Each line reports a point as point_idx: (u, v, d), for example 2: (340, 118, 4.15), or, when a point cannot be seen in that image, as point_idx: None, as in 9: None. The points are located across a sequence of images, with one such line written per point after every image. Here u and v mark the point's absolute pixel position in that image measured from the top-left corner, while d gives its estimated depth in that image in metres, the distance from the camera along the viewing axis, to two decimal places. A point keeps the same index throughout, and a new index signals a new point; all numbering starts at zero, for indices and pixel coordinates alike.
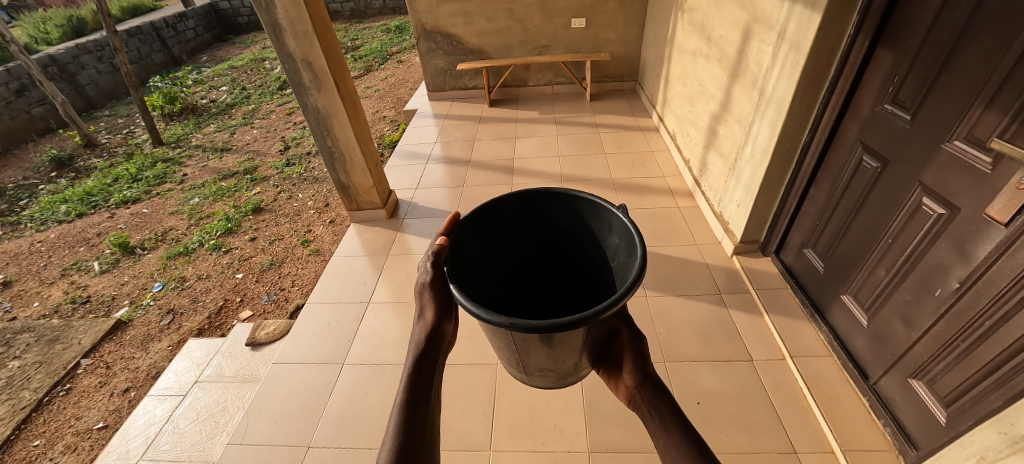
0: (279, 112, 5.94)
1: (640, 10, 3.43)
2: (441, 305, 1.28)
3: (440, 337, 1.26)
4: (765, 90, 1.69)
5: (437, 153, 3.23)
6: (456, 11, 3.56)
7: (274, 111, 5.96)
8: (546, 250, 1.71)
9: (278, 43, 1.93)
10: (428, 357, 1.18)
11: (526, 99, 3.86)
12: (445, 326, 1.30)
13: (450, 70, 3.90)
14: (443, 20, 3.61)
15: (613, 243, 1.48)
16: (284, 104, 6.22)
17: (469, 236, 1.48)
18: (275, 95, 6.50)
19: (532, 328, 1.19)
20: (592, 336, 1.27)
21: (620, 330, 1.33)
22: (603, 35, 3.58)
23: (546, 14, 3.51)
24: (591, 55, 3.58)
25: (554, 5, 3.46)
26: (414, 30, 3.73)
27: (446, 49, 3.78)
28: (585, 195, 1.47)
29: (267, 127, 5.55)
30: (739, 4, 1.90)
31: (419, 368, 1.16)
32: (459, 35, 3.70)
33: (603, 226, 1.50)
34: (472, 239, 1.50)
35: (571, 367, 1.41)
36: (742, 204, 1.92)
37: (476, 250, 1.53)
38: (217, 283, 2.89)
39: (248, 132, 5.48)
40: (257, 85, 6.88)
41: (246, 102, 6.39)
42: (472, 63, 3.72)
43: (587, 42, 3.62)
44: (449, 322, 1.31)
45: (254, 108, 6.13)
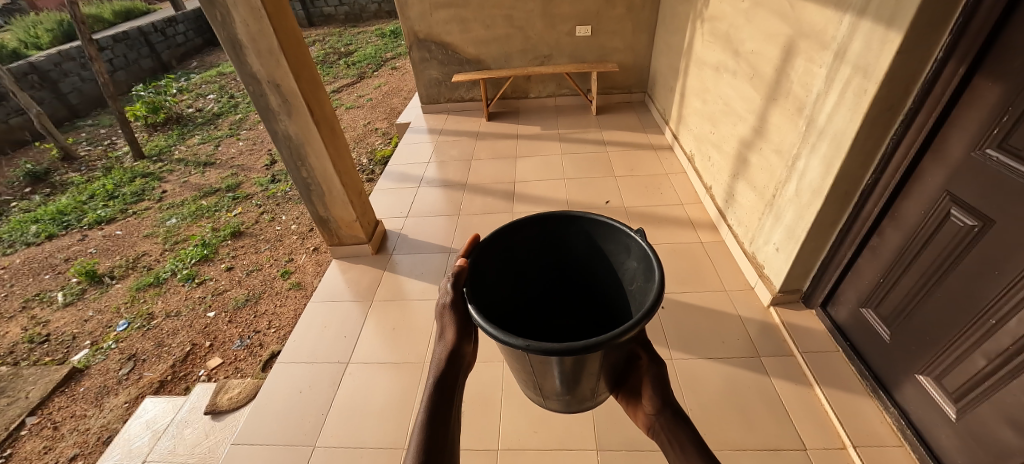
0: None
1: (650, 16, 3.15)
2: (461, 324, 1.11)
3: (461, 356, 1.12)
4: (815, 119, 1.42)
5: (431, 174, 2.95)
6: (451, 18, 3.28)
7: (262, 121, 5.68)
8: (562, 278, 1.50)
9: (240, 62, 1.64)
10: (446, 383, 1.03)
11: (527, 112, 3.58)
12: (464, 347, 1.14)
13: (445, 81, 3.62)
14: (437, 27, 3.34)
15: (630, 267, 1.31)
16: None
17: (488, 261, 1.31)
18: None
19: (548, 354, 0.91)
20: (606, 358, 1.00)
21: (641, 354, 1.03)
22: (610, 44, 3.30)
23: (548, 21, 3.23)
24: (598, 65, 3.30)
25: (558, 10, 3.18)
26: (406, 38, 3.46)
27: (440, 59, 3.50)
28: (602, 217, 1.33)
29: (254, 138, 5.27)
30: (777, 15, 1.62)
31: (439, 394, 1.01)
32: (454, 44, 3.41)
33: (619, 250, 1.34)
34: (489, 265, 1.33)
35: (587, 393, 1.15)
36: (782, 248, 1.64)
37: (494, 279, 1.35)
38: (187, 323, 2.61)
39: (233, 144, 5.20)
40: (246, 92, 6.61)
41: (234, 111, 6.11)
42: (468, 74, 3.44)
43: (593, 50, 3.34)
44: (469, 341, 1.18)
45: (241, 118, 5.86)
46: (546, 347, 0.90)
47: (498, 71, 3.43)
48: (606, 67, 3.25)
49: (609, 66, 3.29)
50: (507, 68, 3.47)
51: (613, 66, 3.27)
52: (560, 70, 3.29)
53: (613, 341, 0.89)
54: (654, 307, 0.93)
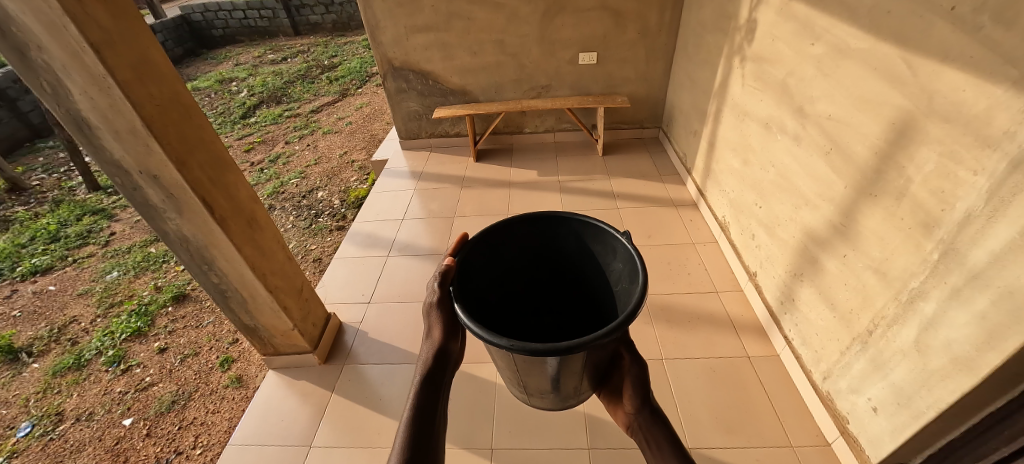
0: (236, 147, 5.05)
1: (668, 41, 2.64)
2: (451, 322, 1.09)
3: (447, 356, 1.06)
4: (964, 253, 0.90)
5: (404, 235, 2.43)
6: (430, 43, 2.77)
7: (231, 146, 5.11)
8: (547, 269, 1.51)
9: (95, 146, 1.11)
10: (436, 379, 1.01)
11: (522, 151, 3.06)
12: (452, 345, 1.11)
13: (426, 114, 3.11)
14: (414, 53, 2.82)
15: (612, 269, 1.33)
16: (244, 136, 5.33)
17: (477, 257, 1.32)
18: (237, 124, 5.66)
19: (534, 352, 0.91)
20: (589, 359, 0.98)
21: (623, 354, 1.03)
22: (619, 73, 2.79)
23: (545, 47, 2.72)
24: (605, 99, 2.79)
25: (557, 35, 2.66)
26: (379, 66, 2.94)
27: (419, 89, 2.98)
28: (593, 220, 1.32)
29: None
30: (880, 76, 1.11)
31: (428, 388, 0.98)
32: (435, 73, 2.90)
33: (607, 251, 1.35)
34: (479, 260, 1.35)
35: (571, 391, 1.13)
36: (886, 412, 1.13)
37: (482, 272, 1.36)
38: (97, 434, 2.09)
39: None
40: (219, 111, 6.07)
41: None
42: (452, 109, 2.93)
43: (599, 81, 2.83)
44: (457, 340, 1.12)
45: None
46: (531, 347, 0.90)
47: (487, 105, 2.91)
48: (615, 103, 2.73)
49: (618, 100, 2.77)
50: (498, 101, 2.95)
51: (624, 101, 2.75)
52: (560, 105, 2.77)
53: (596, 341, 0.89)
54: (636, 310, 0.94)
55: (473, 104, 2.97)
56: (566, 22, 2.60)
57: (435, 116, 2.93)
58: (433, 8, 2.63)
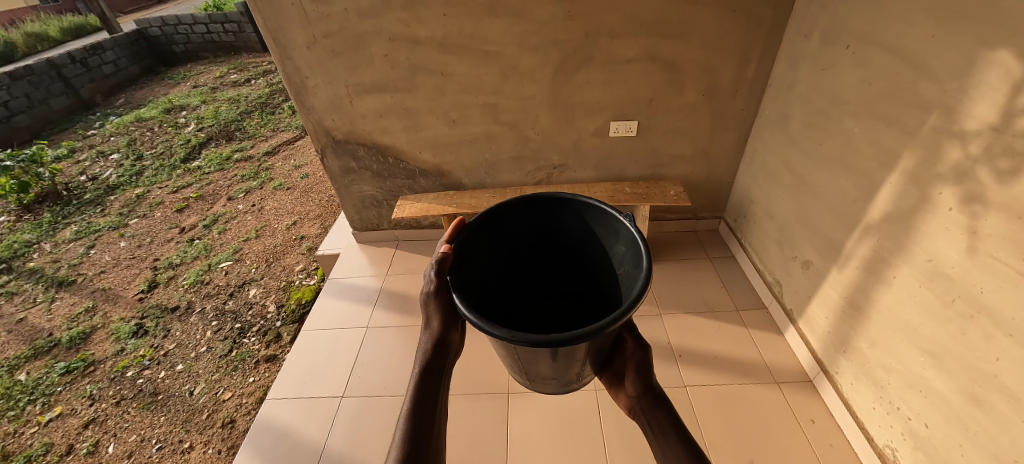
0: (168, 205, 4.08)
1: (748, 106, 1.72)
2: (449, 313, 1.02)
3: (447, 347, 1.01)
4: None
5: (341, 434, 1.50)
6: (385, 108, 1.82)
7: (162, 203, 4.13)
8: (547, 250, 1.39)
9: None
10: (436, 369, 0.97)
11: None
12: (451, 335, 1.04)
13: (388, 201, 2.17)
14: (362, 122, 1.87)
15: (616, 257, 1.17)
16: (180, 187, 4.35)
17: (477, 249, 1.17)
18: (177, 170, 4.68)
19: (542, 341, 0.83)
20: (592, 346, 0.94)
21: (624, 337, 1.00)
22: (670, 149, 1.87)
23: (561, 114, 1.78)
24: (652, 191, 1.84)
25: (579, 97, 1.73)
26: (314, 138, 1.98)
27: (375, 169, 2.04)
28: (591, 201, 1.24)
29: (143, 235, 3.74)
30: None
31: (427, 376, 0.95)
32: (395, 148, 1.95)
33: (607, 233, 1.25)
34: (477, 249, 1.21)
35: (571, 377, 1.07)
36: None
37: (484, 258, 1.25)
38: None
39: (113, 245, 3.69)
40: (158, 152, 5.07)
41: (135, 183, 4.59)
42: (423, 204, 1.97)
43: (638, 160, 1.91)
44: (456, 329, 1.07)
45: (140, 195, 4.33)
46: (537, 338, 0.83)
47: (475, 198, 1.96)
48: (668, 200, 1.78)
49: (672, 193, 1.83)
50: (493, 190, 2.00)
51: (683, 197, 1.80)
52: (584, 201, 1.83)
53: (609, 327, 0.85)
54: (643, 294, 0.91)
55: (456, 195, 2.02)
56: (593, 79, 1.67)
57: (396, 216, 1.96)
58: (384, 59, 1.68)
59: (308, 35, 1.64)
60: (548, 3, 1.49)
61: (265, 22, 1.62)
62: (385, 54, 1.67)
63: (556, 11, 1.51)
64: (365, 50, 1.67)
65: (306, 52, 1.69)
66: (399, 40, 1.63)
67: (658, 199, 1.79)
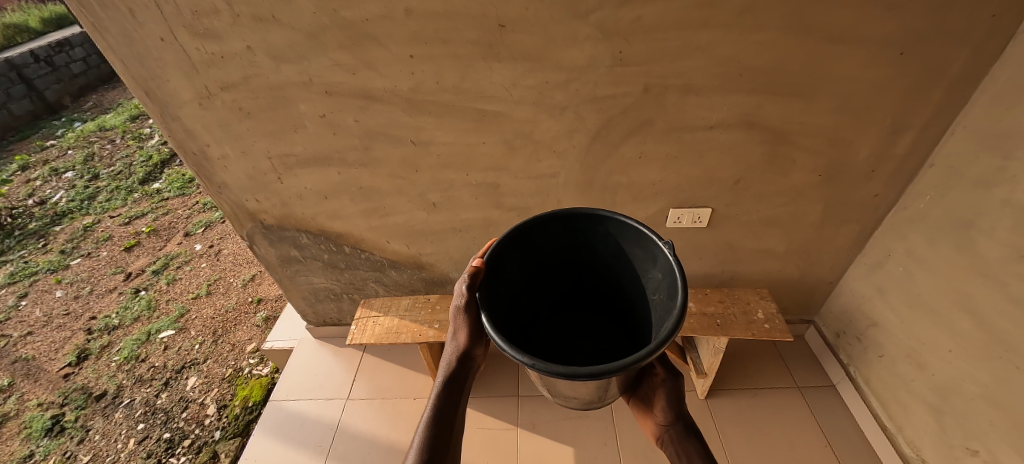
0: (117, 243, 3.46)
1: (886, 192, 1.11)
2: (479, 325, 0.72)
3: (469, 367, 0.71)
4: None
5: None
6: (330, 187, 1.21)
7: (111, 239, 3.51)
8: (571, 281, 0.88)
9: None
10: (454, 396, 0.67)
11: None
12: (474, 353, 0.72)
13: (350, 294, 1.58)
14: (299, 203, 1.27)
15: (655, 286, 0.79)
16: (134, 218, 3.71)
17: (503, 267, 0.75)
18: (133, 194, 4.05)
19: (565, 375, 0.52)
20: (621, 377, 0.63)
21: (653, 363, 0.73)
22: (755, 243, 1.26)
23: (596, 199, 1.17)
24: (730, 312, 1.22)
25: (625, 176, 1.11)
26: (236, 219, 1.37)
27: (327, 260, 1.44)
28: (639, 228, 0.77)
29: (83, 283, 3.14)
30: None
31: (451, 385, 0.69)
32: (352, 237, 1.35)
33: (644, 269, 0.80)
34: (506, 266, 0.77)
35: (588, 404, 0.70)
36: None
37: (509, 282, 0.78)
38: None
39: (47, 296, 3.10)
40: (115, 170, 4.41)
41: (84, 208, 3.95)
42: (385, 326, 1.32)
43: (704, 256, 1.31)
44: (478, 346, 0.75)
45: (88, 225, 3.70)
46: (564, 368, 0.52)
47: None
48: (757, 334, 1.16)
49: (762, 317, 1.20)
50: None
51: (783, 330, 1.17)
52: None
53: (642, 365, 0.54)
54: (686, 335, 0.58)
55: (441, 302, 1.38)
56: (650, 154, 1.06)
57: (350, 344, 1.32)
58: (321, 122, 1.07)
59: (198, 86, 1.03)
60: (584, 41, 0.87)
61: (125, 67, 1.00)
62: (321, 114, 1.05)
63: (597, 53, 0.89)
64: (291, 109, 1.05)
65: (200, 111, 1.08)
66: (341, 95, 1.01)
67: (740, 331, 1.16)
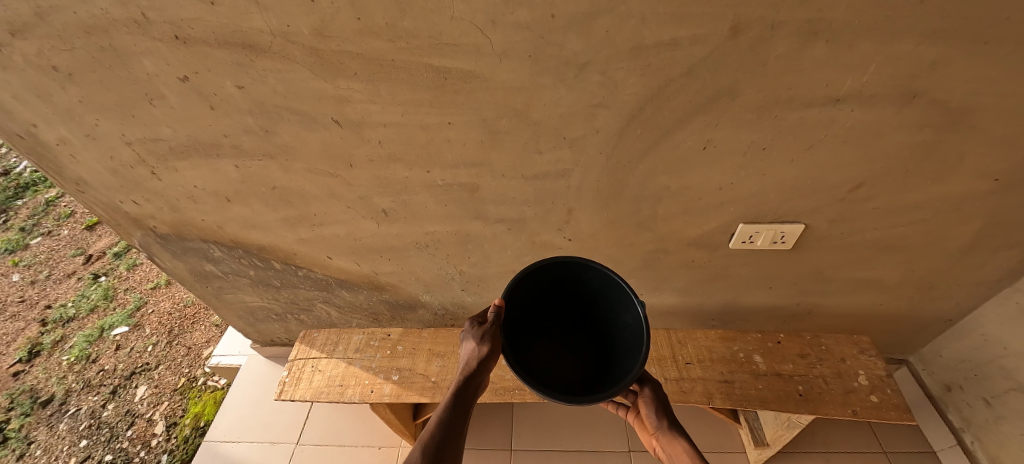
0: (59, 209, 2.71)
1: None
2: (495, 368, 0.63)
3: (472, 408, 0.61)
4: None
5: None
6: (229, 186, 0.81)
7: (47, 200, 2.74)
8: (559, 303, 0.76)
9: None
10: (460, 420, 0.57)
11: (541, 419, 1.17)
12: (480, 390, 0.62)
13: (296, 316, 1.20)
14: (194, 207, 0.88)
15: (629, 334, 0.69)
16: None
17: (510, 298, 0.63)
18: None
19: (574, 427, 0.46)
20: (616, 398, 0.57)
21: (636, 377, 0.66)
22: (858, 271, 0.86)
23: (627, 209, 0.76)
24: (818, 374, 0.83)
25: (676, 178, 0.70)
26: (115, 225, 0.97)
27: (255, 276, 1.06)
28: (630, 289, 0.68)
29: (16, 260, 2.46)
30: None
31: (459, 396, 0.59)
32: (279, 251, 0.96)
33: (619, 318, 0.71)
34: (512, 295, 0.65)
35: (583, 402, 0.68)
36: None
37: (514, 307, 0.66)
38: None
39: None
40: None
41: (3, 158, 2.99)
42: (332, 376, 0.94)
43: (776, 286, 0.90)
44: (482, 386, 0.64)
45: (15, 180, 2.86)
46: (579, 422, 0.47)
47: (438, 354, 0.95)
48: (863, 414, 0.79)
49: (866, 384, 0.82)
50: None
51: (899, 406, 0.79)
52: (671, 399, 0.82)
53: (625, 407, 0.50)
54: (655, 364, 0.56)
55: (404, 341, 0.98)
56: (721, 145, 0.64)
57: (278, 399, 0.94)
58: (188, 91, 0.66)
59: None
60: None
61: None
62: (182, 77, 0.64)
63: None
64: (132, 69, 0.64)
65: None
66: (202, 45, 0.59)
67: (838, 409, 0.79)
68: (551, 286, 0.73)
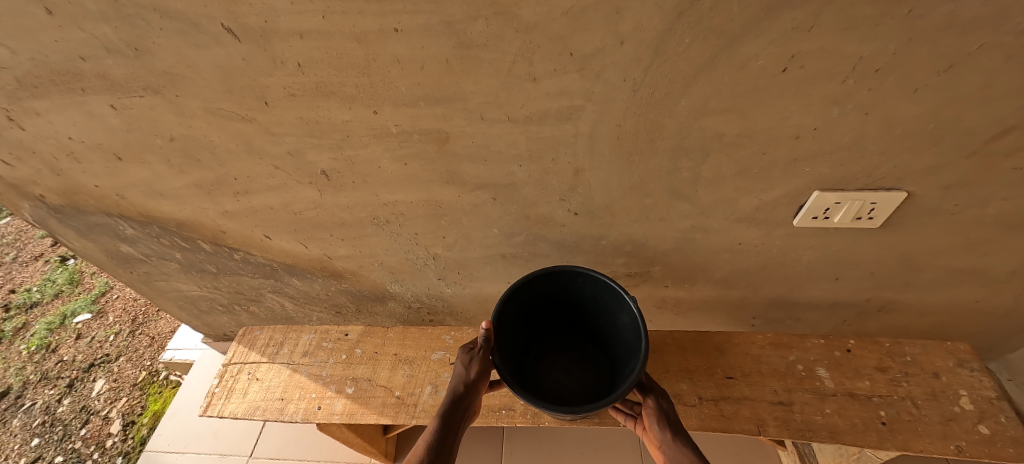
0: None
1: None
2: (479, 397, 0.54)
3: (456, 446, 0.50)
4: None
5: None
6: (113, 138, 0.60)
7: None
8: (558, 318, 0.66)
9: None
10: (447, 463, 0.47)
11: (538, 435, 0.97)
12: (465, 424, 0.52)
13: (245, 307, 1.00)
14: (80, 170, 0.66)
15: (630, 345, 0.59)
16: None
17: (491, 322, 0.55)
18: None
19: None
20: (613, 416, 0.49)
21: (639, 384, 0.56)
22: (963, 258, 0.64)
23: (657, 169, 0.55)
24: (903, 395, 0.61)
25: (733, 122, 0.48)
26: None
27: (183, 260, 0.85)
28: (627, 290, 0.56)
29: None
30: None
31: (447, 425, 0.51)
32: (204, 228, 0.75)
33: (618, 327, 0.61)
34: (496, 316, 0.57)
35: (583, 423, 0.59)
36: None
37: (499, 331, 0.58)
38: None
39: None
40: None
41: None
42: (272, 386, 0.74)
43: (845, 276, 0.69)
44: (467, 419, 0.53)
45: None
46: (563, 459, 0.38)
47: (405, 360, 0.74)
48: (971, 452, 0.56)
49: (972, 410, 0.59)
50: (453, 330, 0.77)
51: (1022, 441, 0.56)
52: (708, 427, 0.60)
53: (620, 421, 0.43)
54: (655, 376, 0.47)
55: (364, 343, 0.78)
56: (811, 64, 0.42)
57: (202, 415, 0.74)
58: None
59: None
60: None
61: None
62: None
63: None
64: None
65: None
66: None
67: (935, 444, 0.57)
68: (542, 299, 0.63)
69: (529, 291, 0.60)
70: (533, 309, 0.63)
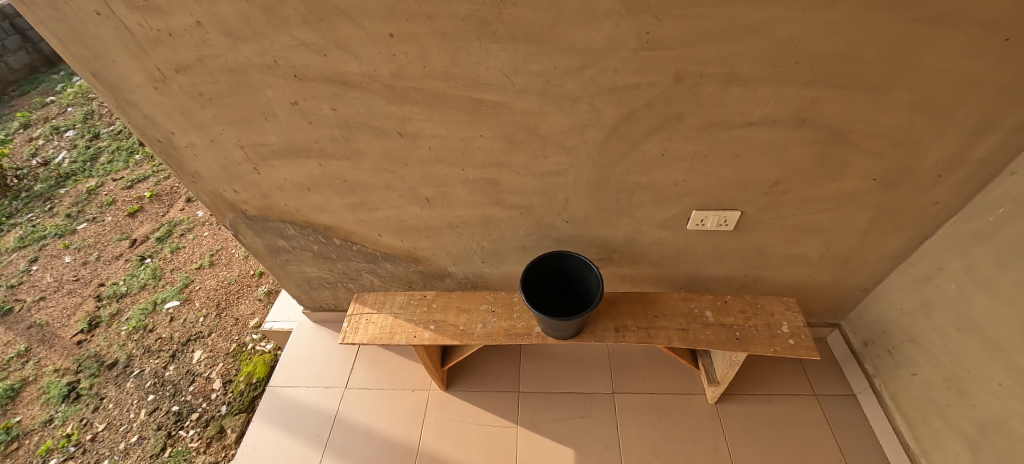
0: (98, 199, 2.75)
1: (948, 200, 0.96)
2: None
3: None
4: None
5: None
6: (310, 179, 1.08)
7: (86, 189, 2.80)
8: (557, 283, 1.16)
9: None
10: None
11: (542, 370, 1.48)
12: None
13: (345, 284, 1.47)
14: (280, 195, 1.15)
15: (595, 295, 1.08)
16: (114, 169, 2.93)
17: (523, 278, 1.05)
18: (110, 134, 3.19)
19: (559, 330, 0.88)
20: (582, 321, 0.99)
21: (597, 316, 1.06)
22: (788, 248, 1.11)
23: (610, 198, 1.03)
24: (751, 324, 1.10)
25: (644, 176, 0.96)
26: (209, 207, 1.22)
27: (318, 250, 1.33)
28: (592, 264, 1.05)
29: (67, 242, 2.53)
30: None
31: None
32: (341, 229, 1.23)
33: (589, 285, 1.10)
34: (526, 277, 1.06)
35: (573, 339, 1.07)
36: None
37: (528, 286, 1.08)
38: None
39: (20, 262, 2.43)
40: (73, 90, 3.49)
41: (38, 149, 3.02)
42: (382, 324, 1.22)
43: (727, 259, 1.16)
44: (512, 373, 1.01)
45: (52, 169, 2.90)
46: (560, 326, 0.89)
47: (464, 310, 1.22)
48: (781, 351, 1.04)
49: (787, 331, 1.08)
50: (492, 293, 1.26)
51: (810, 347, 1.05)
52: (640, 341, 1.08)
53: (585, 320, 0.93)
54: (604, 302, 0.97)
55: (438, 300, 1.27)
56: (674, 153, 0.90)
57: (341, 342, 1.21)
58: (295, 112, 0.93)
59: (149, 67, 0.88)
60: (602, 19, 0.70)
61: (61, 44, 0.85)
62: (292, 102, 0.91)
63: (618, 34, 0.72)
64: (258, 96, 0.90)
65: (155, 95, 0.93)
66: (313, 82, 0.86)
67: (763, 348, 1.05)
68: (549, 270, 1.12)
69: (542, 264, 1.10)
70: (543, 274, 1.12)
